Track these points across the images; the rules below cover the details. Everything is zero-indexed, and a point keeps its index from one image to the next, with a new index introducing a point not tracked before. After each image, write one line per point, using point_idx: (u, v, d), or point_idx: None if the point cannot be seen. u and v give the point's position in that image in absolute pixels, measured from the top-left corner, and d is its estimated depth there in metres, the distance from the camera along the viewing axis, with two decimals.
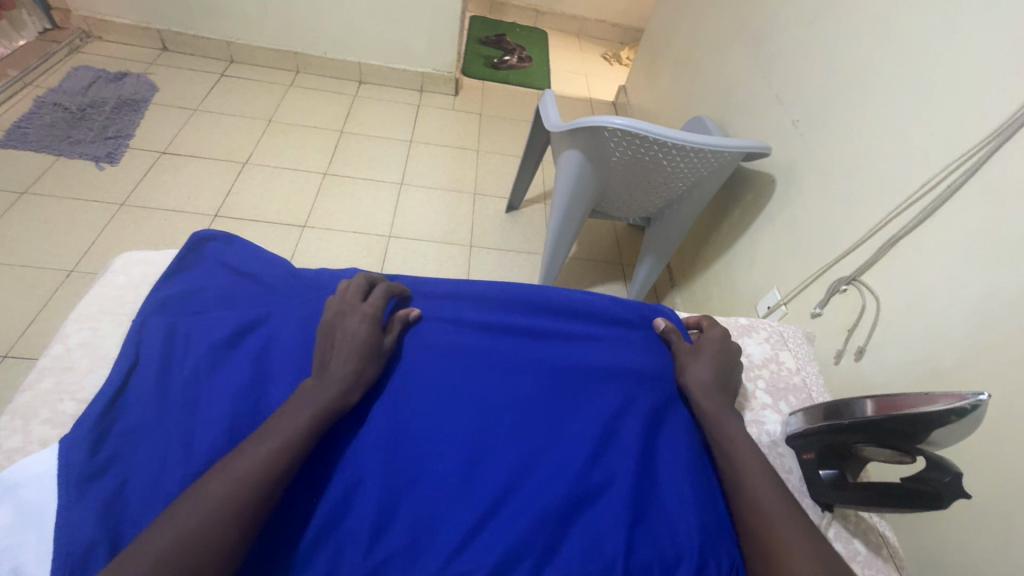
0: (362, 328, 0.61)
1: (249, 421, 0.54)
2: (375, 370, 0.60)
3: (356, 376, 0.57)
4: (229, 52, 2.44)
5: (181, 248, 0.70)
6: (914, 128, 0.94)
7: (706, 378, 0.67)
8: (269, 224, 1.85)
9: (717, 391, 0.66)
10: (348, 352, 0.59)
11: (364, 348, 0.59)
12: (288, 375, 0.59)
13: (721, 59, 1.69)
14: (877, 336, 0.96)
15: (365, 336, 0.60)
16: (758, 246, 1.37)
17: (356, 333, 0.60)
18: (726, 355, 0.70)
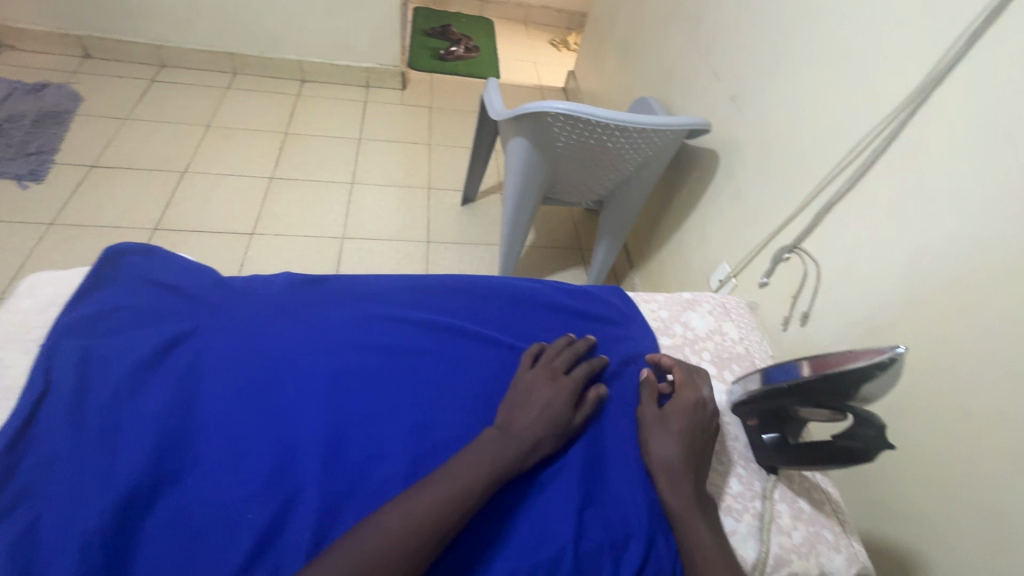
0: (555, 401, 0.60)
1: (175, 440, 0.51)
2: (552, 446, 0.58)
3: (532, 446, 0.57)
4: (158, 56, 2.32)
5: (95, 265, 0.65)
6: (841, 95, 0.97)
7: (673, 461, 0.59)
8: (215, 234, 1.78)
9: (685, 479, 0.58)
10: (534, 420, 0.58)
11: (552, 421, 0.59)
12: (217, 389, 0.56)
13: (661, 38, 1.71)
14: (819, 300, 0.99)
15: (558, 409, 0.59)
16: (707, 222, 1.39)
17: (548, 404, 0.59)
18: (695, 429, 0.61)
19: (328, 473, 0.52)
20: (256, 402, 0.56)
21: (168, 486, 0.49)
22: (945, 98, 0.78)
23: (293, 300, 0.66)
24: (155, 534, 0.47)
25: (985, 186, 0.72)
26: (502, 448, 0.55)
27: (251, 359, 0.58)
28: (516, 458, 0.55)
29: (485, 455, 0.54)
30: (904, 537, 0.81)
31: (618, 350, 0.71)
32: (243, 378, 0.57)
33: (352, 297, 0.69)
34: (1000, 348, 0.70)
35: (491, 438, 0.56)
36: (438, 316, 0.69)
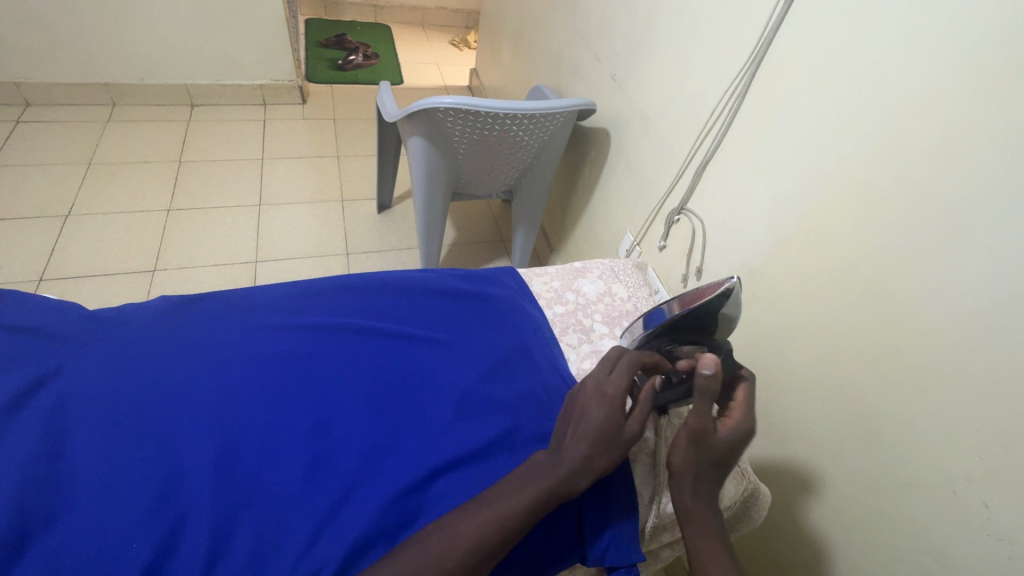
0: (602, 415, 0.56)
1: (44, 484, 0.49)
2: (608, 463, 0.56)
3: (585, 466, 0.55)
4: (21, 95, 2.13)
5: None
6: (697, 63, 1.04)
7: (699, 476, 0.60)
8: (111, 276, 1.66)
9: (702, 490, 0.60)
10: (581, 440, 0.56)
11: (599, 439, 0.55)
12: (90, 423, 0.54)
13: (546, 28, 1.76)
14: (708, 254, 1.07)
15: (607, 426, 0.56)
16: (609, 197, 1.46)
17: (595, 419, 0.56)
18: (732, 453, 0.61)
19: (220, 488, 0.51)
20: (135, 429, 0.54)
21: (39, 532, 0.47)
22: (774, 56, 0.87)
23: (170, 323, 0.65)
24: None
25: (815, 129, 0.81)
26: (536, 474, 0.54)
27: (126, 387, 0.57)
28: (564, 484, 0.54)
29: (531, 479, 0.54)
30: (800, 453, 0.89)
31: (514, 324, 0.74)
32: (118, 408, 0.55)
33: (237, 311, 0.69)
34: (846, 269, 0.79)
35: (542, 464, 0.56)
36: (331, 317, 0.69)
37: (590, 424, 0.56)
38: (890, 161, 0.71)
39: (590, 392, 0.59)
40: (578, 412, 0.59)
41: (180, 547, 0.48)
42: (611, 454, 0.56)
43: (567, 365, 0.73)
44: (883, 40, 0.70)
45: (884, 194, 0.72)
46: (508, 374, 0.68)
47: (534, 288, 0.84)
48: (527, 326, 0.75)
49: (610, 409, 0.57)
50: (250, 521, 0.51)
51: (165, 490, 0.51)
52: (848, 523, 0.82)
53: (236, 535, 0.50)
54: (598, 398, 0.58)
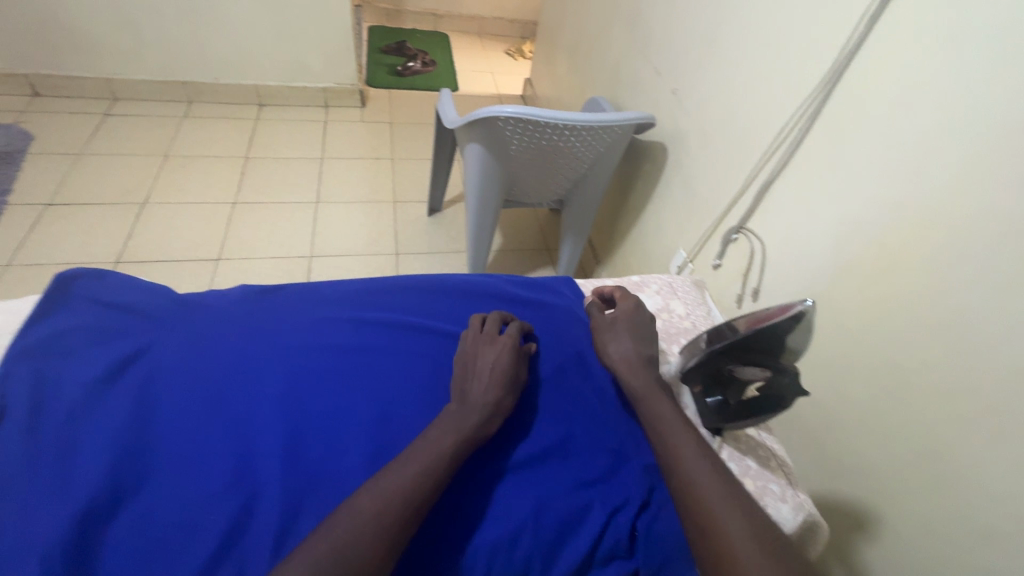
0: (500, 358, 0.65)
1: (134, 451, 0.54)
2: (512, 403, 0.63)
3: (492, 406, 0.61)
4: (110, 89, 2.30)
5: (46, 292, 0.68)
6: (764, 82, 1.03)
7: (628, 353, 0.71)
8: (179, 262, 1.77)
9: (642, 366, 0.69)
10: (487, 384, 0.63)
11: (499, 377, 0.63)
12: (175, 401, 0.59)
13: (606, 40, 1.77)
14: (767, 275, 1.04)
15: (503, 365, 0.65)
16: (662, 211, 1.44)
17: (494, 363, 0.65)
18: (641, 322, 0.75)
19: (289, 469, 0.55)
20: (216, 409, 0.59)
21: (127, 496, 0.51)
22: (851, 76, 0.85)
23: (248, 312, 0.70)
24: (117, 545, 0.49)
25: (892, 151, 0.79)
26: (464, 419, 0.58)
27: (209, 371, 0.62)
28: (481, 424, 0.59)
29: (449, 427, 0.57)
30: (858, 490, 0.85)
31: (568, 336, 0.77)
32: (202, 390, 0.60)
33: (308, 304, 0.74)
34: (917, 300, 0.76)
35: (452, 411, 0.59)
36: (394, 316, 0.73)
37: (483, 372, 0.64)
38: (975, 190, 0.68)
39: (476, 346, 0.68)
40: (473, 363, 0.66)
41: (249, 524, 0.51)
42: (509, 396, 0.64)
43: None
44: (973, 64, 0.67)
45: (969, 223, 0.69)
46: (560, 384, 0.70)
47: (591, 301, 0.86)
48: (580, 339, 0.77)
49: (504, 353, 0.66)
50: (316, 503, 0.53)
51: (242, 467, 0.55)
52: (909, 568, 0.78)
53: (301, 517, 0.52)
54: (488, 344, 0.67)
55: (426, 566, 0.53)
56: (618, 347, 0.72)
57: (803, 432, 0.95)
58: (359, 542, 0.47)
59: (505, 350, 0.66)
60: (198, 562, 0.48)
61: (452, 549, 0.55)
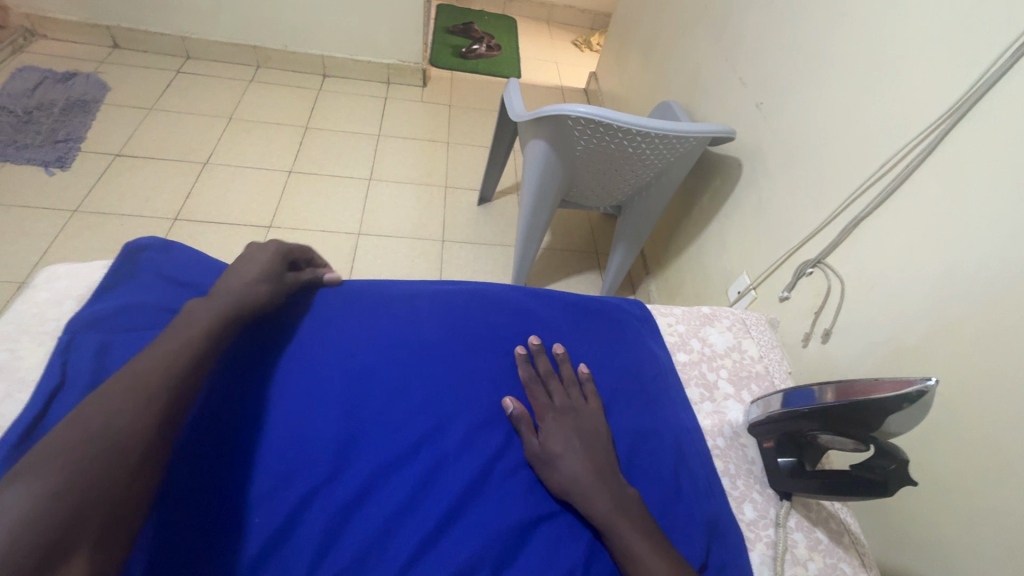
0: (265, 259, 0.70)
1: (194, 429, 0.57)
2: (270, 297, 0.67)
3: (249, 298, 0.65)
4: (184, 48, 2.35)
5: (116, 258, 0.69)
6: (873, 108, 0.94)
7: (578, 469, 0.58)
8: (233, 226, 1.80)
9: (593, 478, 0.58)
10: (248, 279, 0.67)
11: (267, 274, 0.69)
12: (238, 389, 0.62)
13: (687, 41, 1.68)
14: (842, 318, 0.96)
15: (269, 265, 0.70)
16: (728, 231, 1.36)
17: (261, 262, 0.70)
18: (584, 427, 0.63)
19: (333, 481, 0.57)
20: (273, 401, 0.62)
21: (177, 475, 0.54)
22: (982, 114, 0.75)
23: (306, 307, 0.73)
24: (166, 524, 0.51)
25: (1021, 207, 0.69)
26: (221, 309, 0.62)
27: None
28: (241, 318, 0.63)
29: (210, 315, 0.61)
30: (924, 569, 0.78)
31: (633, 349, 0.74)
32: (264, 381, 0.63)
33: (370, 302, 0.76)
34: None
35: (204, 306, 0.62)
36: (461, 324, 0.74)
37: (254, 271, 0.68)
38: None
39: (251, 251, 0.72)
40: (238, 264, 0.70)
41: (292, 538, 0.54)
42: (270, 290, 0.68)
43: (696, 422, 0.68)
44: None
45: None
46: (620, 413, 0.66)
47: (665, 318, 0.81)
48: (652, 367, 0.72)
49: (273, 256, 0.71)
50: (360, 530, 0.55)
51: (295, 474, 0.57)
52: None
53: (291, 527, 0.54)
54: (258, 248, 0.72)
55: (474, 525, 0.57)
56: (572, 455, 0.59)
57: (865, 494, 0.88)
58: (101, 472, 0.44)
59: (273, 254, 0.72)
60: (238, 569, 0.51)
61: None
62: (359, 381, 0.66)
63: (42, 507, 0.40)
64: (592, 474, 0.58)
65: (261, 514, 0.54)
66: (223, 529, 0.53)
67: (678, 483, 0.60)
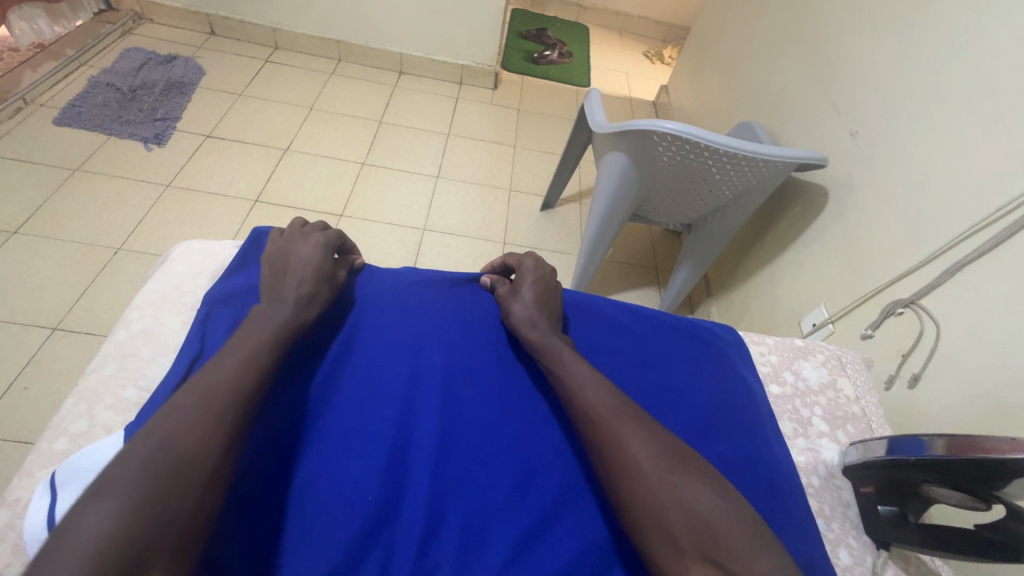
0: (313, 253, 0.73)
1: (310, 415, 0.62)
2: (327, 293, 0.71)
3: (307, 296, 0.68)
4: (274, 39, 2.47)
5: (244, 243, 0.79)
6: (990, 148, 0.89)
7: (528, 311, 0.73)
8: (308, 212, 1.87)
9: (539, 318, 0.72)
10: (301, 276, 0.70)
11: (315, 270, 0.72)
12: (347, 378, 0.67)
13: (774, 62, 1.64)
14: (934, 365, 0.92)
15: (316, 258, 0.73)
16: (806, 260, 1.32)
17: (307, 258, 0.73)
18: (541, 285, 0.78)
19: (434, 475, 0.60)
20: (383, 394, 0.66)
21: (297, 455, 0.59)
22: None
23: (411, 302, 0.77)
24: (291, 502, 0.56)
25: None
26: (276, 312, 0.65)
27: None
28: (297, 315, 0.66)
29: (265, 321, 0.63)
30: None
31: (726, 376, 0.73)
32: (374, 374, 0.68)
33: (464, 304, 0.79)
34: None
35: (263, 311, 0.65)
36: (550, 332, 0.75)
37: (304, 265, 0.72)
38: None
39: (289, 243, 0.75)
40: (285, 260, 0.72)
41: (393, 521, 0.57)
42: (326, 286, 0.72)
43: (790, 458, 0.66)
44: None
45: None
46: (715, 441, 0.65)
47: (754, 347, 0.80)
48: (746, 396, 0.71)
49: (315, 249, 0.74)
50: (458, 525, 0.58)
51: (400, 466, 0.61)
52: None
53: (398, 515, 0.58)
54: (300, 241, 0.75)
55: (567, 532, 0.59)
56: (525, 303, 0.75)
57: None
58: (163, 494, 0.45)
59: (317, 245, 0.75)
60: (347, 547, 0.54)
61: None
62: (455, 380, 0.69)
63: (111, 532, 0.41)
64: (537, 315, 0.72)
65: (372, 501, 0.57)
66: (335, 511, 0.56)
67: (770, 513, 0.60)
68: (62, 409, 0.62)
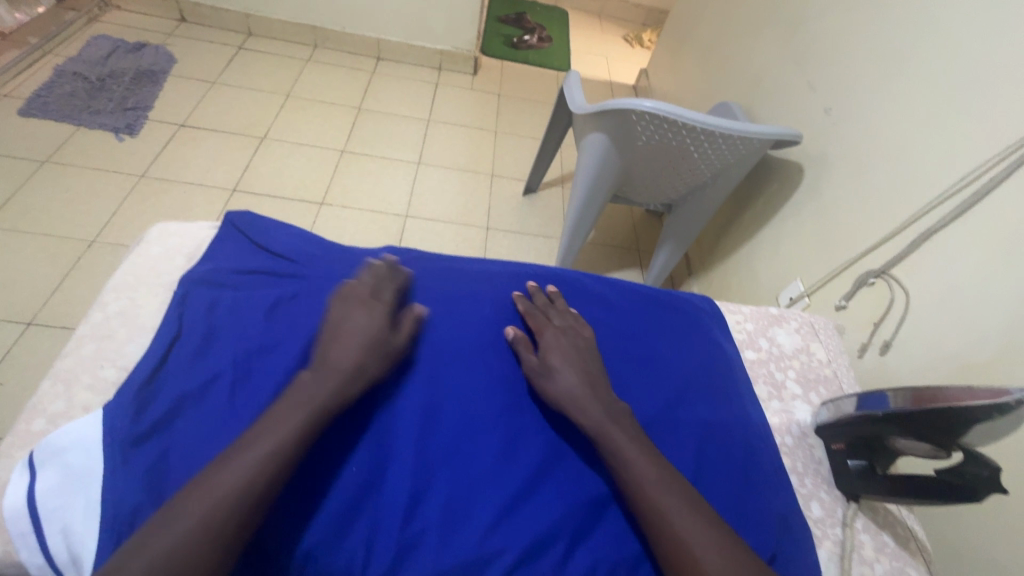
0: (366, 324, 0.63)
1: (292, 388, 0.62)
2: (376, 369, 0.61)
3: (357, 374, 0.59)
4: (247, 25, 2.42)
5: (220, 230, 0.79)
6: (955, 121, 0.92)
7: (573, 386, 0.63)
8: (288, 201, 1.85)
9: (587, 395, 0.63)
10: (352, 347, 0.61)
11: (369, 343, 0.61)
12: None
13: (751, 41, 1.66)
14: (904, 332, 0.95)
15: (370, 329, 0.63)
16: (784, 236, 1.35)
17: (359, 328, 0.63)
18: (580, 349, 0.68)
19: (419, 446, 0.60)
20: None
21: None
22: None
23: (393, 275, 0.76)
24: None
25: None
26: (316, 388, 0.57)
27: None
28: (332, 388, 0.57)
29: (303, 398, 0.56)
30: None
31: (704, 343, 0.75)
32: None
33: (446, 274, 0.78)
34: None
35: (306, 379, 0.57)
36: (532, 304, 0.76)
37: (357, 340, 0.61)
38: None
39: (345, 309, 0.65)
40: (339, 326, 0.63)
41: (378, 491, 0.58)
42: (378, 362, 0.61)
43: (763, 419, 0.69)
44: None
45: None
46: (693, 404, 0.67)
47: (729, 317, 0.82)
48: (722, 362, 0.73)
49: (370, 320, 0.63)
50: (444, 492, 0.58)
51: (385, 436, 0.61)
52: None
53: (384, 484, 0.58)
54: (360, 308, 0.64)
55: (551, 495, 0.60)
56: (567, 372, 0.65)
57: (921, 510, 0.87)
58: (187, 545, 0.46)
59: (375, 316, 0.64)
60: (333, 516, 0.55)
61: (545, 552, 0.57)
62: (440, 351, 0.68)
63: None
64: (585, 389, 0.63)
65: (358, 470, 0.58)
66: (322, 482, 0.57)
67: (745, 472, 0.62)
68: (39, 391, 0.62)
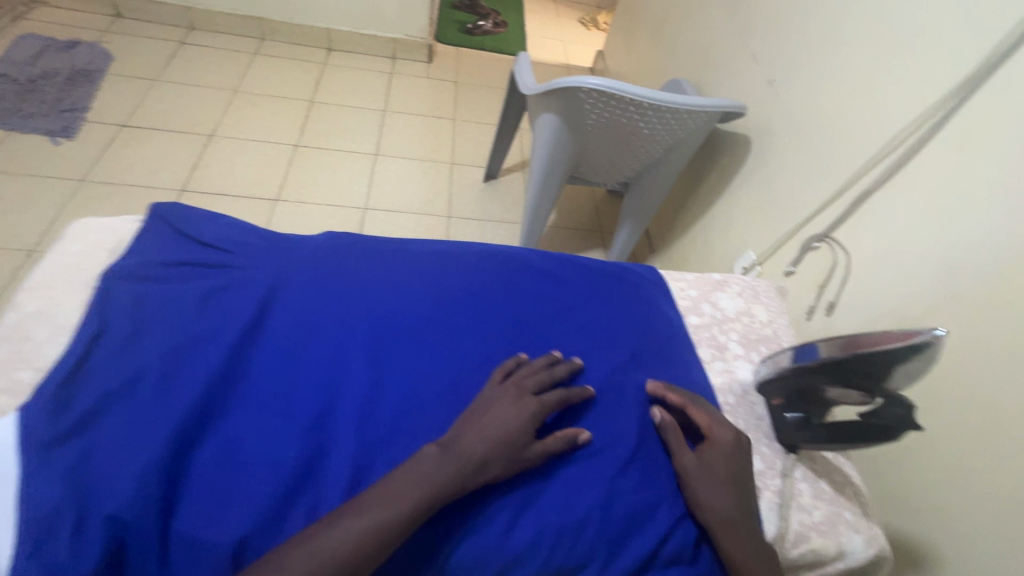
0: (512, 421, 0.59)
1: (225, 377, 0.60)
2: (497, 469, 0.57)
3: (479, 462, 0.56)
4: (188, 19, 2.32)
5: (146, 222, 0.77)
6: (884, 84, 0.95)
7: (724, 510, 0.60)
8: (241, 199, 1.80)
9: (732, 524, 0.60)
10: (489, 439, 0.57)
11: (505, 441, 0.58)
12: (268, 338, 0.64)
13: (698, 18, 1.68)
14: (846, 292, 0.98)
15: (513, 430, 0.58)
16: (735, 208, 1.38)
17: (506, 424, 0.59)
18: (736, 467, 0.63)
19: (360, 427, 0.59)
20: (306, 351, 0.64)
21: (217, 418, 0.58)
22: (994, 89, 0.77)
23: (333, 258, 0.74)
24: (209, 466, 0.55)
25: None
26: (438, 469, 0.54)
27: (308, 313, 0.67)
28: (460, 479, 0.55)
29: (418, 478, 0.53)
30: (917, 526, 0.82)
31: (645, 312, 0.77)
32: (296, 331, 0.65)
33: (389, 256, 0.77)
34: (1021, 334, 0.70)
35: (430, 455, 0.55)
36: (476, 281, 0.75)
37: (501, 443, 0.58)
38: None
39: (498, 395, 0.61)
40: (484, 413, 0.60)
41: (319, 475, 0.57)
42: (500, 462, 0.58)
43: (704, 381, 0.71)
44: None
45: None
46: (632, 371, 0.70)
47: (671, 287, 0.85)
48: (663, 330, 0.75)
49: (520, 417, 0.59)
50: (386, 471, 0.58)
51: (326, 419, 0.60)
52: None
53: (325, 467, 0.57)
54: (512, 400, 0.60)
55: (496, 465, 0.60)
56: (720, 495, 0.61)
57: (866, 459, 0.91)
58: None
59: (526, 414, 0.60)
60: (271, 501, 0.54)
61: (491, 521, 0.57)
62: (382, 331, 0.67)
63: None
64: (734, 517, 0.60)
65: (297, 455, 0.56)
66: (258, 470, 0.55)
67: None
68: None
